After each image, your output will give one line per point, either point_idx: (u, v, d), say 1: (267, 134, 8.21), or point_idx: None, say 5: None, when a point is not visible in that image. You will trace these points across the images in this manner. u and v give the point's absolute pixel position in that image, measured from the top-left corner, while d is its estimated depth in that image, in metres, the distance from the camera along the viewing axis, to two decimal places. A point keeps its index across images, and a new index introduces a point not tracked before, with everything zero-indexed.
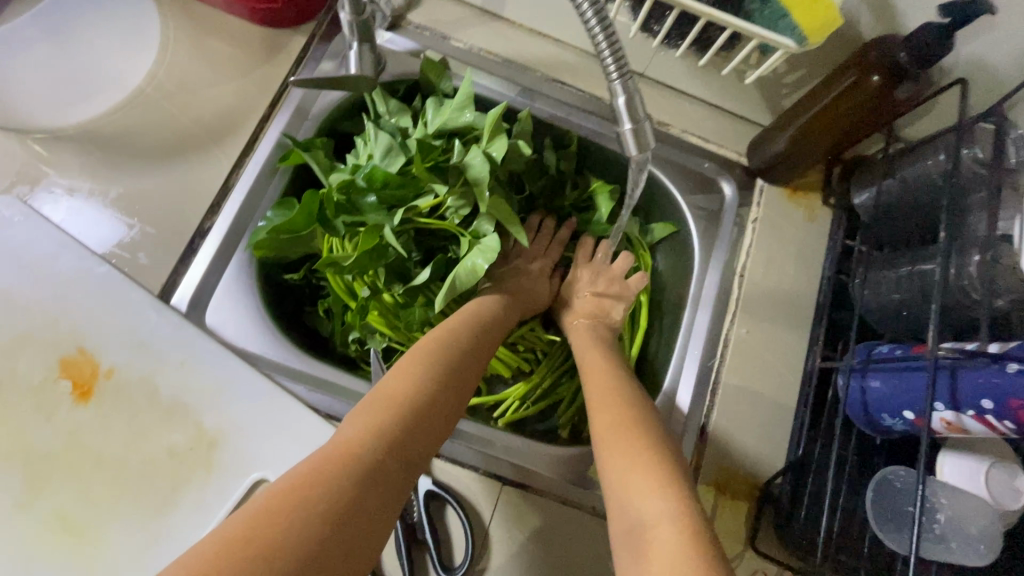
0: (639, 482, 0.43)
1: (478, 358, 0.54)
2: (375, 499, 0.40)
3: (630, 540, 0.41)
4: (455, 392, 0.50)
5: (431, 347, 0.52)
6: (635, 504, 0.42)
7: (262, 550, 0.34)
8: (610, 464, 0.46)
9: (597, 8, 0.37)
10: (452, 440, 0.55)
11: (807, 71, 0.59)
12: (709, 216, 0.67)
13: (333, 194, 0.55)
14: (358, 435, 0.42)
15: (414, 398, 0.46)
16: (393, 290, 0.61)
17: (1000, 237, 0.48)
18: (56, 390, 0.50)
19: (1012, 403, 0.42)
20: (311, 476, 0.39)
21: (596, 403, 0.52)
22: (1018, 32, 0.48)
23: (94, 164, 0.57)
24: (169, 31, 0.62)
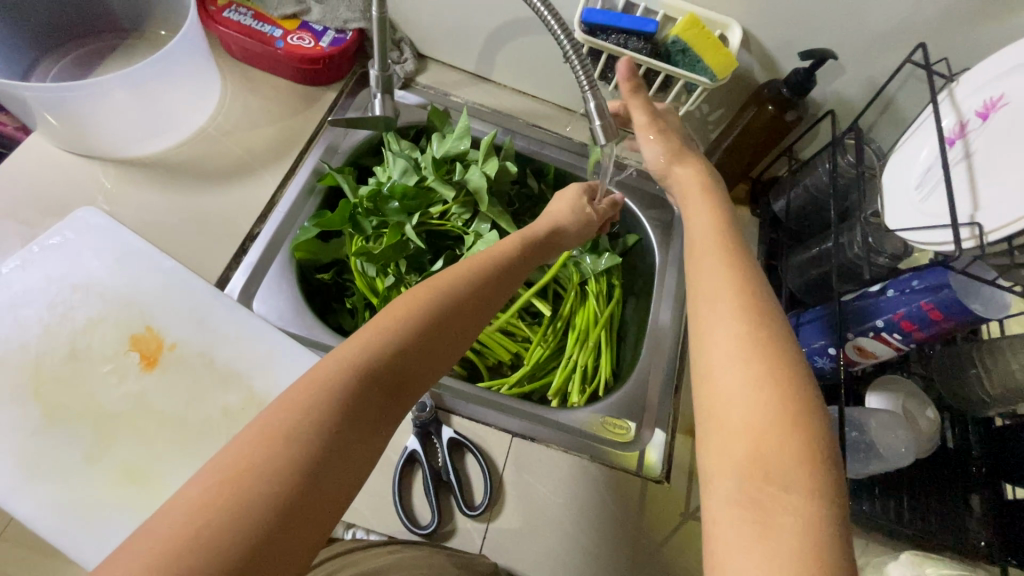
0: (781, 447, 0.37)
1: (481, 307, 0.51)
2: (359, 436, 0.40)
3: (747, 495, 0.36)
4: (450, 330, 0.48)
5: (432, 284, 0.50)
6: (772, 464, 0.36)
7: (246, 491, 0.35)
8: (743, 416, 0.39)
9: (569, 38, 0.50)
10: (473, 401, 0.65)
11: (725, 110, 0.79)
12: (664, 224, 0.83)
13: (364, 203, 0.70)
14: (340, 371, 0.42)
15: (404, 337, 0.45)
16: (411, 279, 0.75)
17: (872, 213, 0.65)
18: (125, 360, 0.58)
19: (895, 317, 0.56)
20: (297, 413, 0.39)
21: (734, 323, 0.43)
22: (859, 74, 0.69)
23: (164, 185, 0.69)
24: (227, 88, 0.77)
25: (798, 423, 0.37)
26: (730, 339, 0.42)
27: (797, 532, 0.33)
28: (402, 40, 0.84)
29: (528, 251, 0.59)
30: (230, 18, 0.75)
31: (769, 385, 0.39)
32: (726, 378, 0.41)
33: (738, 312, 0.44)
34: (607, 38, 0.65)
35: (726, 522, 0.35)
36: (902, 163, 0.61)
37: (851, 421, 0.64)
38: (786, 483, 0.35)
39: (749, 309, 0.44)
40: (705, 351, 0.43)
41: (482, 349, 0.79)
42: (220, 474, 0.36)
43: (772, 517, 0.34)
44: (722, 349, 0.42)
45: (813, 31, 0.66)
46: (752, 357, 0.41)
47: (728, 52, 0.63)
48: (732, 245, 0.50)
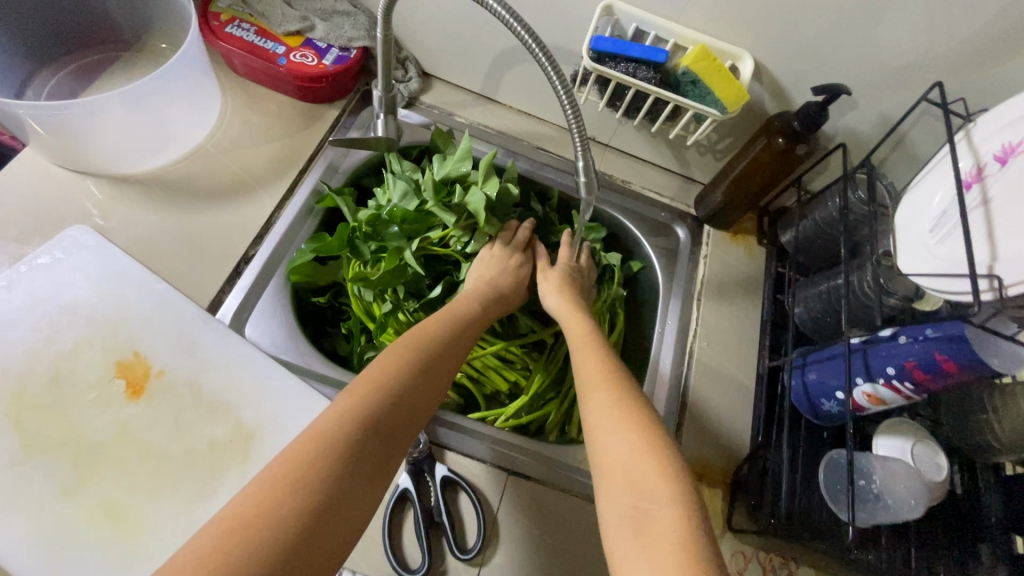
0: (646, 471, 0.47)
1: (454, 358, 0.57)
2: (360, 485, 0.43)
3: (633, 522, 0.44)
4: (430, 386, 0.53)
5: (412, 342, 0.55)
6: (642, 491, 0.46)
7: (259, 539, 0.37)
8: (610, 452, 0.50)
9: (567, 92, 0.55)
10: (459, 432, 0.63)
11: (733, 139, 0.77)
12: (668, 253, 0.82)
13: (363, 226, 0.68)
14: (338, 424, 0.45)
15: (394, 391, 0.49)
16: (408, 305, 0.73)
17: (884, 252, 0.64)
18: (109, 387, 0.56)
19: (907, 365, 0.54)
20: (303, 465, 0.41)
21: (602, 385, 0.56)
22: (872, 109, 0.67)
23: (157, 202, 0.67)
24: (228, 104, 0.76)
25: (656, 454, 0.48)
26: (600, 401, 0.55)
27: (681, 559, 0.40)
28: (407, 58, 0.83)
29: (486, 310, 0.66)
30: (232, 33, 0.73)
31: (631, 426, 0.51)
32: (599, 426, 0.52)
33: (602, 380, 0.57)
34: (615, 66, 0.64)
35: (619, 547, 0.44)
36: (914, 204, 0.60)
37: (859, 469, 0.63)
38: (657, 504, 0.44)
39: (609, 377, 0.57)
40: (593, 414, 0.54)
41: (479, 378, 0.77)
42: (232, 526, 0.38)
43: (655, 542, 0.42)
44: (599, 406, 0.54)
45: (825, 67, 0.65)
46: (618, 411, 0.53)
47: (740, 84, 0.62)
48: (595, 334, 0.64)
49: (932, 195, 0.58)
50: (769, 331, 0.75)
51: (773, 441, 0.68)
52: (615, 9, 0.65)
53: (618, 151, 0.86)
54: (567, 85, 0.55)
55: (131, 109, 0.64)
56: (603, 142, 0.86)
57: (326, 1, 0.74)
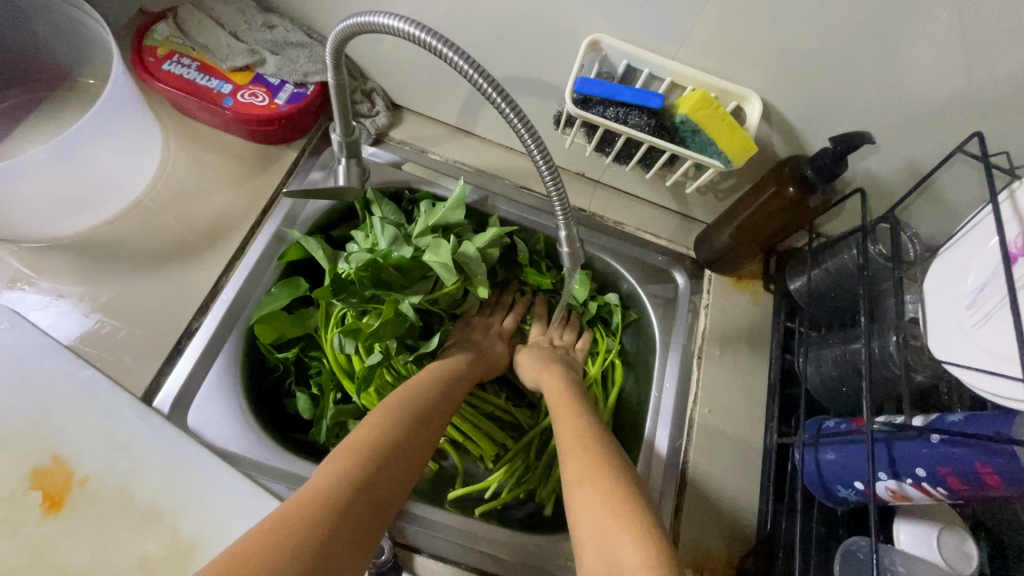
0: (620, 530, 0.45)
1: (441, 416, 0.58)
2: (343, 541, 0.43)
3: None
4: (418, 442, 0.54)
5: (397, 402, 0.56)
6: (616, 554, 0.44)
7: None
8: (586, 515, 0.49)
9: (549, 165, 0.50)
10: (430, 530, 0.56)
11: (738, 180, 0.69)
12: (665, 303, 0.74)
13: (356, 273, 0.62)
14: (326, 479, 0.46)
15: (378, 452, 0.50)
16: (397, 356, 0.67)
17: (909, 320, 0.56)
18: (25, 499, 0.49)
19: (942, 470, 0.47)
20: (283, 529, 0.41)
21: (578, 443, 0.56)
22: (897, 153, 0.59)
23: (87, 270, 0.60)
24: (170, 149, 0.68)
25: (631, 510, 0.47)
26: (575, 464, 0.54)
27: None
28: (373, 89, 0.74)
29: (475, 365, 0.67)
30: (171, 71, 0.65)
31: (605, 485, 0.50)
32: (576, 489, 0.51)
33: (578, 441, 0.56)
34: (603, 112, 0.56)
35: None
36: (947, 273, 0.52)
37: (886, 566, 0.55)
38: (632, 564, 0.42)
39: (586, 437, 0.56)
40: (569, 473, 0.53)
41: (462, 442, 0.71)
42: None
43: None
44: (573, 469, 0.53)
45: (845, 107, 0.57)
46: (590, 471, 0.52)
47: (746, 135, 0.54)
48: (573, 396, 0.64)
49: (969, 263, 0.50)
50: (778, 394, 0.68)
51: (783, 528, 0.60)
52: (602, 44, 0.57)
53: (610, 188, 0.78)
54: (548, 156, 0.49)
55: (57, 165, 0.56)
56: (593, 179, 0.77)
57: (276, 32, 0.66)
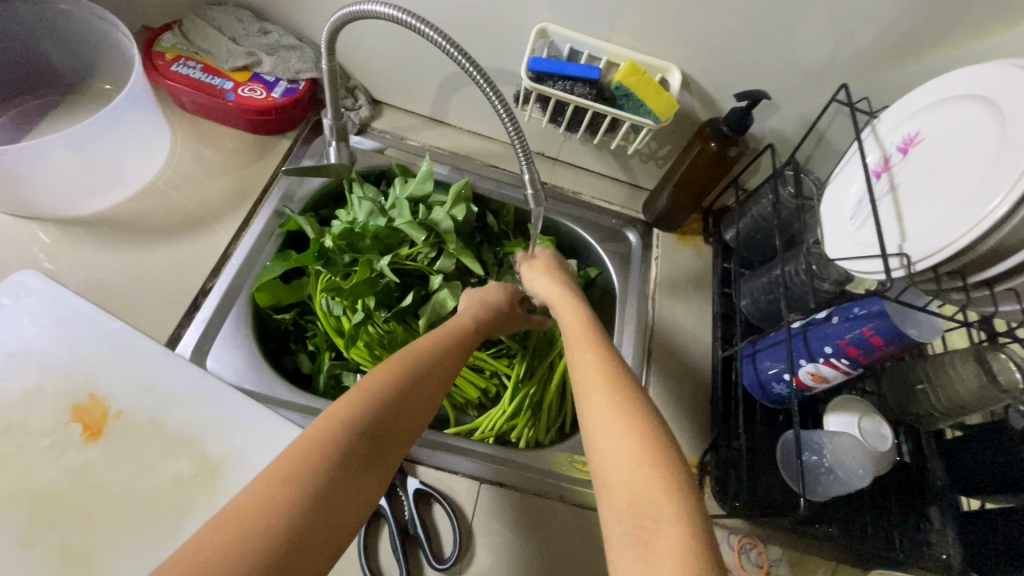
0: (649, 480, 0.42)
1: (456, 364, 0.57)
2: (349, 491, 0.42)
3: (636, 538, 0.40)
4: (435, 389, 0.53)
5: (411, 350, 0.54)
6: (645, 504, 0.41)
7: (252, 540, 0.37)
8: (611, 459, 0.45)
9: (509, 114, 0.60)
10: (442, 449, 0.64)
11: (671, 146, 0.82)
12: (621, 257, 0.85)
13: (336, 240, 0.69)
14: (332, 428, 0.44)
15: (392, 398, 0.49)
16: (379, 316, 0.73)
17: (814, 242, 0.69)
18: (65, 432, 0.55)
19: (842, 343, 0.58)
20: (297, 473, 0.41)
21: (598, 384, 0.51)
22: (790, 112, 0.73)
23: (110, 243, 0.67)
24: (177, 141, 0.76)
25: (662, 459, 0.43)
26: (599, 400, 0.49)
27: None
28: (356, 87, 0.85)
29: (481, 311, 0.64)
30: (178, 72, 0.74)
31: (631, 429, 0.46)
32: (601, 428, 0.47)
33: (602, 375, 0.51)
34: (553, 85, 0.68)
35: (619, 566, 0.40)
36: (834, 196, 0.65)
37: (812, 445, 0.66)
38: (662, 521, 0.40)
39: (610, 372, 0.51)
40: (587, 416, 0.49)
41: (450, 389, 0.79)
42: (218, 535, 0.37)
43: (658, 563, 0.38)
44: (597, 404, 0.49)
45: (746, 75, 0.71)
46: (617, 412, 0.47)
47: (669, 96, 0.67)
48: (594, 324, 0.59)
49: (847, 186, 0.64)
50: (721, 325, 0.79)
51: (732, 428, 0.71)
52: (549, 32, 0.70)
53: (567, 164, 0.90)
54: (509, 110, 0.59)
55: (73, 154, 0.64)
56: (551, 156, 0.90)
57: (271, 37, 0.76)
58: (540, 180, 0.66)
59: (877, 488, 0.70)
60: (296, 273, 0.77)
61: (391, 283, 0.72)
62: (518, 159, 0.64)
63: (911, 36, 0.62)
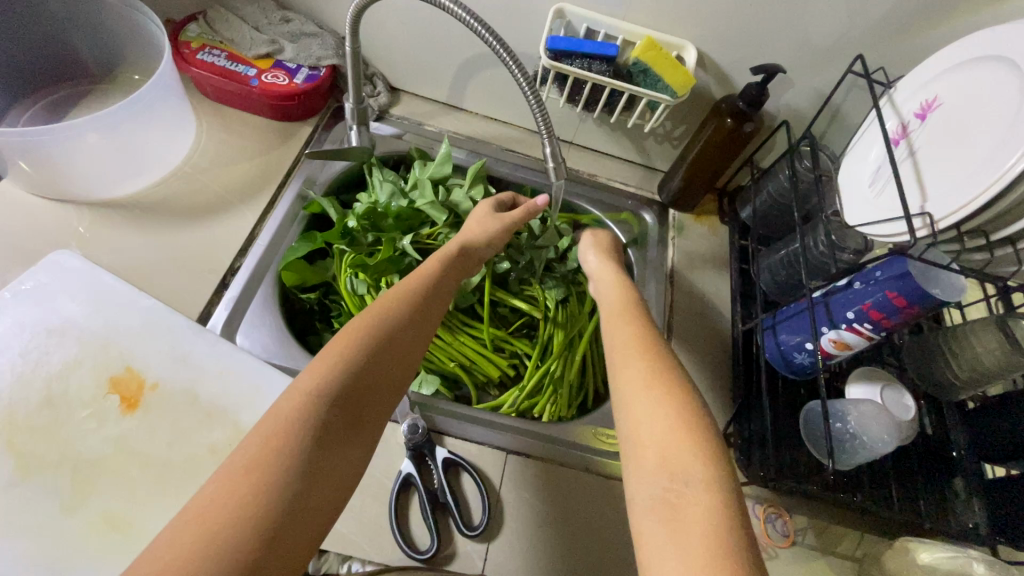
0: (681, 447, 0.41)
1: (425, 323, 0.53)
2: (328, 469, 0.41)
3: (662, 501, 0.39)
4: (402, 349, 0.49)
5: (374, 314, 0.50)
6: (675, 471, 0.40)
7: (224, 535, 0.35)
8: (645, 424, 0.44)
9: (533, 89, 0.61)
10: (481, 424, 0.65)
11: (686, 126, 0.83)
12: (639, 237, 0.86)
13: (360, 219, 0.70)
14: (298, 407, 0.42)
15: (355, 366, 0.45)
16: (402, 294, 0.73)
17: (833, 214, 0.69)
18: (105, 402, 0.57)
19: (863, 307, 0.59)
20: (265, 456, 0.39)
21: (633, 357, 0.50)
22: (805, 89, 0.74)
23: (142, 225, 0.69)
24: (203, 128, 0.78)
25: (699, 429, 0.42)
26: (634, 368, 0.49)
27: (718, 548, 0.35)
28: (374, 74, 0.87)
29: (456, 266, 0.62)
30: (204, 60, 0.76)
31: (666, 399, 0.45)
32: (636, 395, 0.46)
33: (638, 347, 0.51)
34: (571, 63, 0.69)
35: (642, 525, 0.39)
36: (853, 164, 0.66)
37: (835, 413, 0.66)
38: (691, 485, 0.39)
39: (646, 343, 0.51)
40: (620, 387, 0.48)
41: (471, 368, 0.79)
42: (187, 530, 0.35)
43: (685, 526, 0.37)
44: (635, 374, 0.48)
45: (761, 51, 0.72)
46: (652, 380, 0.47)
47: (686, 71, 0.68)
48: (632, 301, 0.59)
49: (867, 153, 0.64)
50: (740, 302, 0.79)
51: (754, 401, 0.72)
52: (566, 12, 0.71)
53: (582, 148, 0.91)
54: (533, 85, 0.61)
55: (103, 139, 0.65)
56: (567, 140, 0.91)
57: (292, 25, 0.78)
58: (562, 154, 0.67)
59: (903, 458, 0.70)
60: (319, 255, 0.78)
61: (415, 262, 0.73)
62: (540, 134, 0.65)
63: (925, 8, 0.63)
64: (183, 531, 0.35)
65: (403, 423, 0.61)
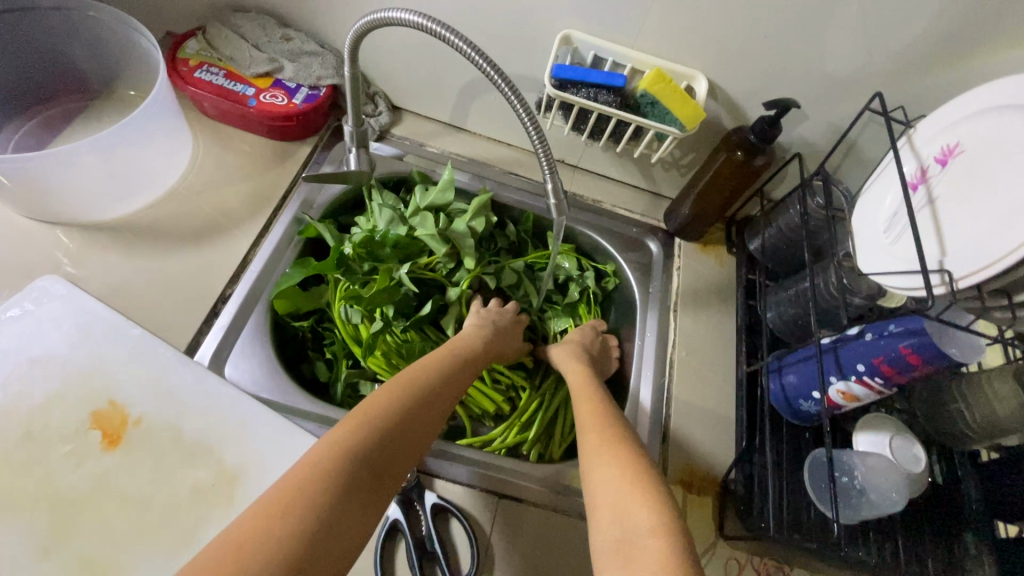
0: (633, 498, 0.47)
1: (448, 397, 0.57)
2: (352, 514, 0.42)
3: (618, 549, 0.44)
4: (428, 416, 0.53)
5: (402, 382, 0.54)
6: (625, 520, 0.45)
7: (249, 572, 0.35)
8: (601, 485, 0.50)
9: (534, 122, 0.59)
10: (475, 465, 0.63)
11: (695, 155, 0.80)
12: (643, 267, 0.83)
13: (357, 248, 0.68)
14: (328, 454, 0.44)
15: (386, 425, 0.48)
16: (397, 324, 0.72)
17: (845, 256, 0.66)
18: (86, 437, 0.55)
19: (876, 361, 0.56)
20: (292, 496, 0.40)
21: (590, 429, 0.57)
22: (820, 122, 0.72)
23: (133, 248, 0.68)
24: (199, 147, 0.76)
25: (642, 482, 0.48)
26: (589, 439, 0.56)
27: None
28: (376, 93, 0.85)
29: (478, 340, 0.65)
30: (202, 78, 0.75)
31: (621, 461, 0.51)
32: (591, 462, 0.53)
33: (592, 420, 0.58)
34: (577, 92, 0.67)
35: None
36: (869, 206, 0.63)
37: (841, 466, 0.64)
38: (641, 531, 0.44)
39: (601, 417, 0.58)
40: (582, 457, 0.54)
41: (466, 400, 0.77)
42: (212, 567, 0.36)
43: (638, 565, 0.41)
44: (588, 444, 0.55)
45: (775, 83, 0.69)
46: (601, 447, 0.54)
47: (696, 104, 0.66)
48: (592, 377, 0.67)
49: (884, 195, 0.61)
50: (745, 338, 0.77)
51: (757, 446, 0.69)
52: (573, 39, 0.69)
53: (587, 172, 0.89)
54: (534, 118, 0.58)
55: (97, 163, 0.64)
56: (572, 164, 0.88)
57: (293, 43, 0.76)
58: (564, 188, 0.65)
59: (912, 511, 0.67)
60: (314, 280, 0.76)
61: (410, 292, 0.71)
62: (542, 169, 0.63)
63: (948, 45, 0.60)
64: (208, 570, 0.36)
65: None
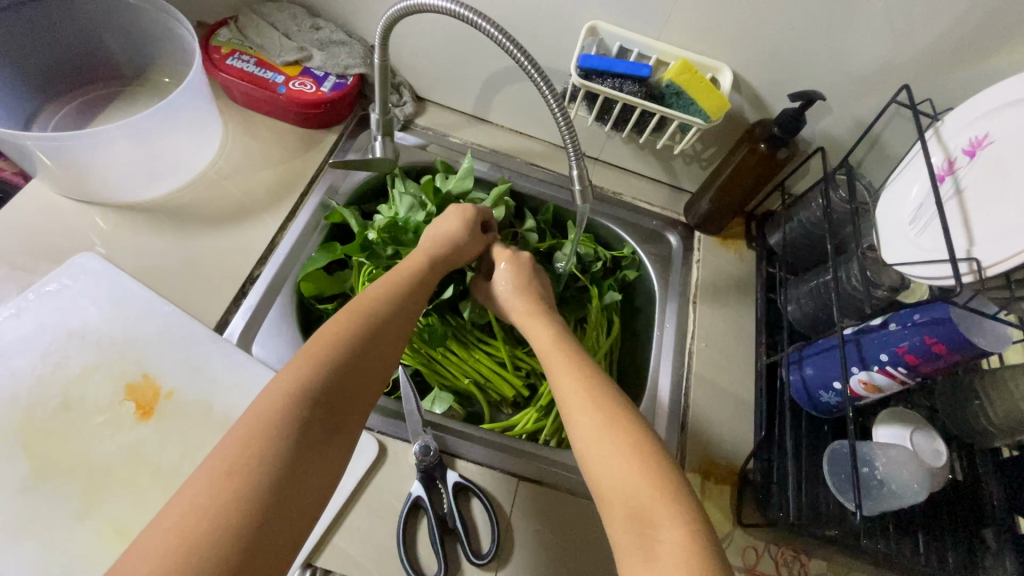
0: (639, 478, 0.45)
1: (406, 323, 0.54)
2: (312, 463, 0.41)
3: (640, 546, 0.42)
4: (385, 347, 0.51)
5: (354, 313, 0.51)
6: (636, 504, 0.44)
7: (207, 534, 0.35)
8: (602, 461, 0.47)
9: (562, 110, 0.59)
10: (495, 449, 0.64)
11: (717, 148, 0.81)
12: (662, 260, 0.83)
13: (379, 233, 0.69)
14: (281, 404, 0.42)
15: (337, 363, 0.46)
16: None
17: (868, 248, 0.66)
18: (119, 410, 0.57)
19: (899, 350, 0.56)
20: (248, 451, 0.39)
21: (577, 391, 0.52)
22: (844, 116, 0.72)
23: (164, 230, 0.69)
24: (228, 133, 0.78)
25: (647, 456, 0.46)
26: (578, 402, 0.51)
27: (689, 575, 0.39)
28: (401, 83, 0.86)
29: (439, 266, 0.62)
30: (233, 65, 0.76)
31: (615, 430, 0.48)
32: (586, 438, 0.48)
33: (579, 379, 0.53)
34: (602, 82, 0.67)
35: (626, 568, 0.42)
36: (894, 197, 0.63)
37: (862, 457, 0.64)
38: (661, 523, 0.42)
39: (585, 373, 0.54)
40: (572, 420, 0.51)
41: (485, 385, 0.78)
42: (170, 534, 0.34)
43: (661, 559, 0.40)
44: (579, 409, 0.51)
45: (800, 75, 0.69)
46: (594, 413, 0.50)
47: (721, 95, 0.66)
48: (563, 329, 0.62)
49: (909, 187, 0.61)
50: (765, 331, 0.77)
51: (776, 437, 0.69)
52: (599, 29, 0.70)
53: (607, 164, 0.90)
54: (562, 105, 0.59)
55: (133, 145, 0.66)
56: (593, 156, 0.89)
57: (322, 33, 0.77)
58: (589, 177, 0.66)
59: (931, 507, 0.67)
60: (338, 265, 0.77)
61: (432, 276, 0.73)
62: (567, 156, 0.63)
63: (976, 39, 0.60)
64: (163, 533, 0.34)
65: (415, 444, 0.60)
